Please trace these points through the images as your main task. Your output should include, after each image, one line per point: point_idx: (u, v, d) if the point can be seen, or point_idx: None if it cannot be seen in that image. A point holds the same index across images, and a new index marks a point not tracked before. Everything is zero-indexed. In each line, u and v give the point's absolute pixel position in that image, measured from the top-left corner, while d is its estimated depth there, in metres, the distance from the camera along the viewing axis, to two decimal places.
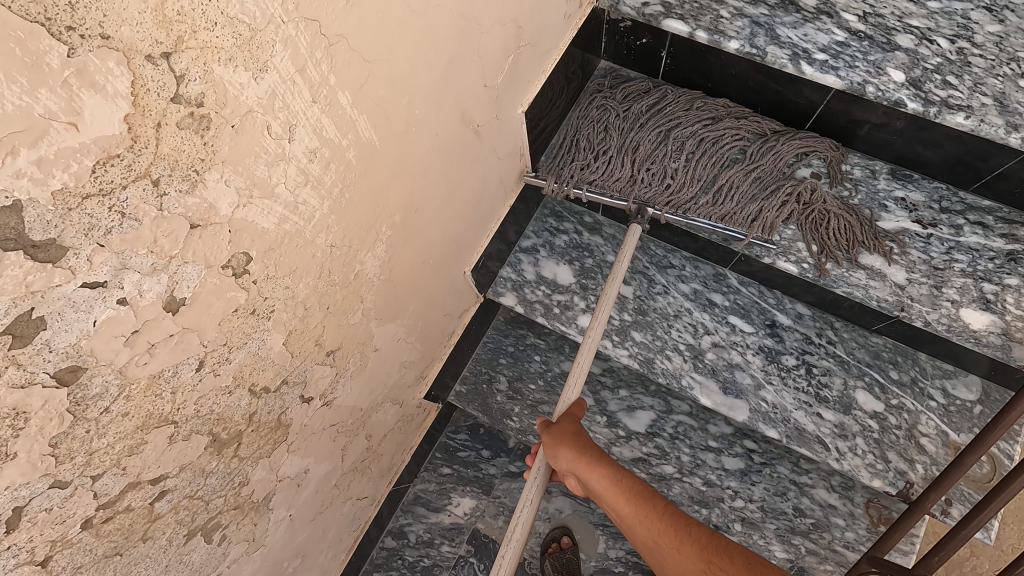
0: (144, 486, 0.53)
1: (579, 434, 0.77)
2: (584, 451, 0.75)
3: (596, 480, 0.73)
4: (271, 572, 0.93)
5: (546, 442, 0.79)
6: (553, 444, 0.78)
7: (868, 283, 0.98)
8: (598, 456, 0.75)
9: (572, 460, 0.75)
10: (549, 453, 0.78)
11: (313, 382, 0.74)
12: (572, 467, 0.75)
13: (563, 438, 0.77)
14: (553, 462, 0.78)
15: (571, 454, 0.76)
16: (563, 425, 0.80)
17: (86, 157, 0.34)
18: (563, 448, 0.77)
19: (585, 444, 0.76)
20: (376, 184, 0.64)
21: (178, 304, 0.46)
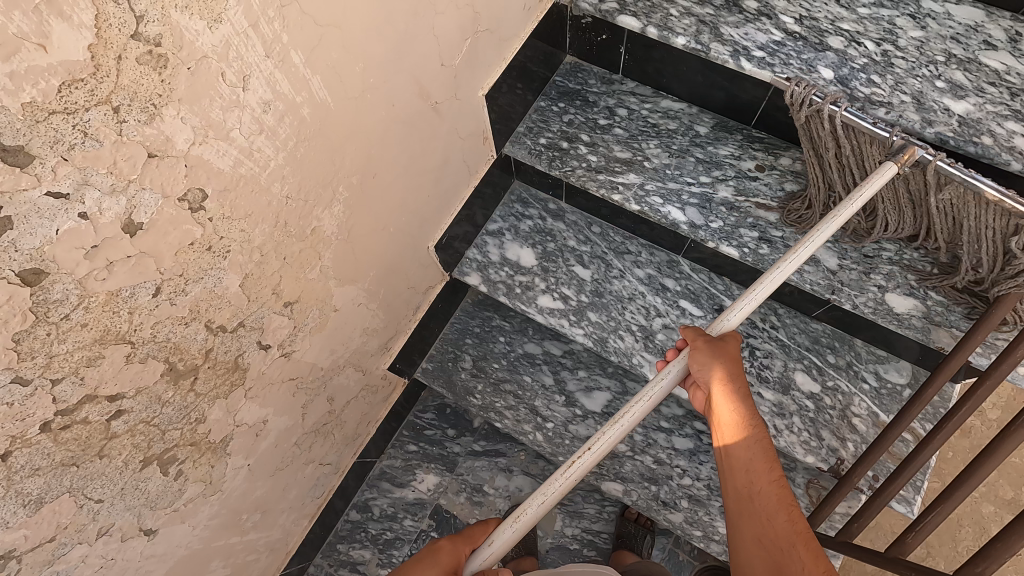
0: (101, 401, 0.58)
1: (734, 362, 0.73)
2: (735, 376, 0.72)
3: (727, 405, 0.71)
4: (230, 521, 0.98)
5: (698, 348, 0.74)
6: (709, 353, 0.72)
7: (803, 268, 1.05)
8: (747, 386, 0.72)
9: (719, 374, 0.72)
10: (706, 360, 0.72)
11: (270, 330, 0.79)
12: (716, 384, 0.71)
13: (721, 352, 0.73)
14: (695, 370, 0.73)
15: (720, 370, 0.72)
16: (728, 345, 0.74)
17: (52, 77, 0.40)
18: (731, 373, 0.72)
19: (739, 373, 0.73)
20: (330, 145, 0.70)
21: (136, 227, 0.52)
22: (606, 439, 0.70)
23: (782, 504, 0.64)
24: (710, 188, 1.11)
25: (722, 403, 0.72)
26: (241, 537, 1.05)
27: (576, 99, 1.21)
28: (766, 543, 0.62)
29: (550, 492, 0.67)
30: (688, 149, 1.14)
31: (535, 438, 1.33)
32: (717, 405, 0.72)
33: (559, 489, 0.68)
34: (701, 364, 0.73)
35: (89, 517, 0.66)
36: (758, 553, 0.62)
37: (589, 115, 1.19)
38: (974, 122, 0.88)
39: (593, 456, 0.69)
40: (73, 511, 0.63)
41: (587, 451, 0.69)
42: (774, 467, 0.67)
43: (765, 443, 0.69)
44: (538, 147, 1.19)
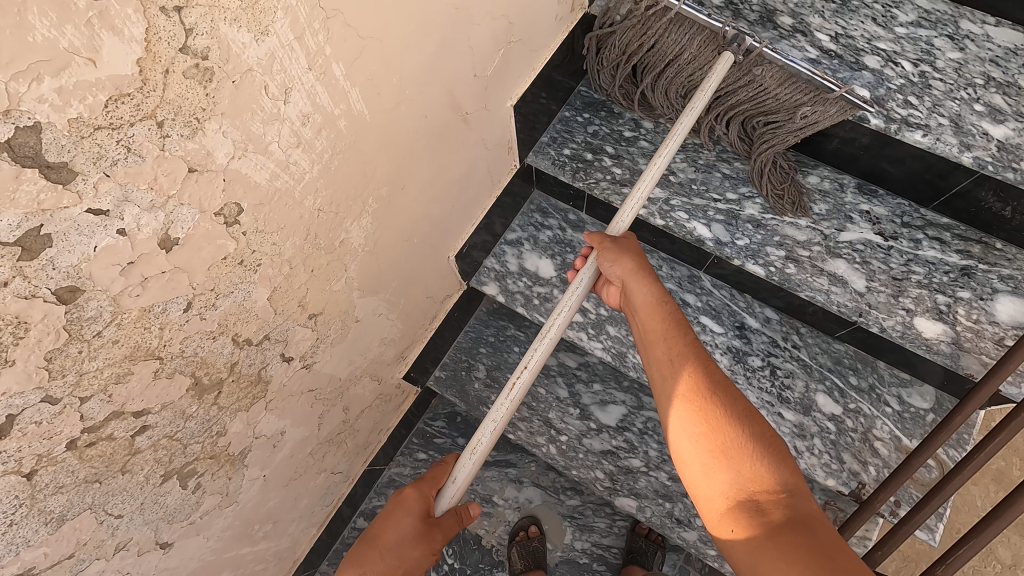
0: (127, 417, 0.57)
1: (639, 255, 0.80)
2: (647, 273, 0.78)
3: (642, 292, 0.78)
4: (242, 531, 0.96)
5: (604, 249, 0.81)
6: (614, 250, 0.80)
7: (829, 289, 1.03)
8: (653, 274, 0.79)
9: (628, 266, 0.79)
10: (608, 255, 0.81)
11: (293, 342, 0.77)
12: (625, 274, 0.79)
13: (627, 249, 0.81)
14: (604, 267, 0.81)
15: (629, 263, 0.79)
16: (629, 241, 0.82)
17: (100, 92, 0.38)
18: (633, 263, 0.79)
19: (643, 259, 0.80)
20: (362, 157, 0.68)
21: (172, 243, 0.50)
22: (538, 355, 0.77)
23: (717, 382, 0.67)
24: (736, 205, 1.10)
25: (637, 291, 0.78)
26: (252, 546, 1.03)
27: (601, 109, 1.21)
28: (704, 438, 0.64)
29: (499, 416, 0.74)
30: (715, 163, 1.14)
31: (549, 451, 1.32)
32: (647, 315, 0.77)
33: (508, 408, 0.75)
34: (610, 262, 0.81)
35: (108, 533, 0.64)
36: (697, 447, 0.64)
37: (614, 125, 1.19)
38: (1012, 148, 0.87)
39: (530, 373, 0.76)
40: (93, 527, 0.61)
41: (524, 369, 0.76)
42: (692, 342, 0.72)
43: (676, 314, 0.75)
44: (562, 158, 1.17)
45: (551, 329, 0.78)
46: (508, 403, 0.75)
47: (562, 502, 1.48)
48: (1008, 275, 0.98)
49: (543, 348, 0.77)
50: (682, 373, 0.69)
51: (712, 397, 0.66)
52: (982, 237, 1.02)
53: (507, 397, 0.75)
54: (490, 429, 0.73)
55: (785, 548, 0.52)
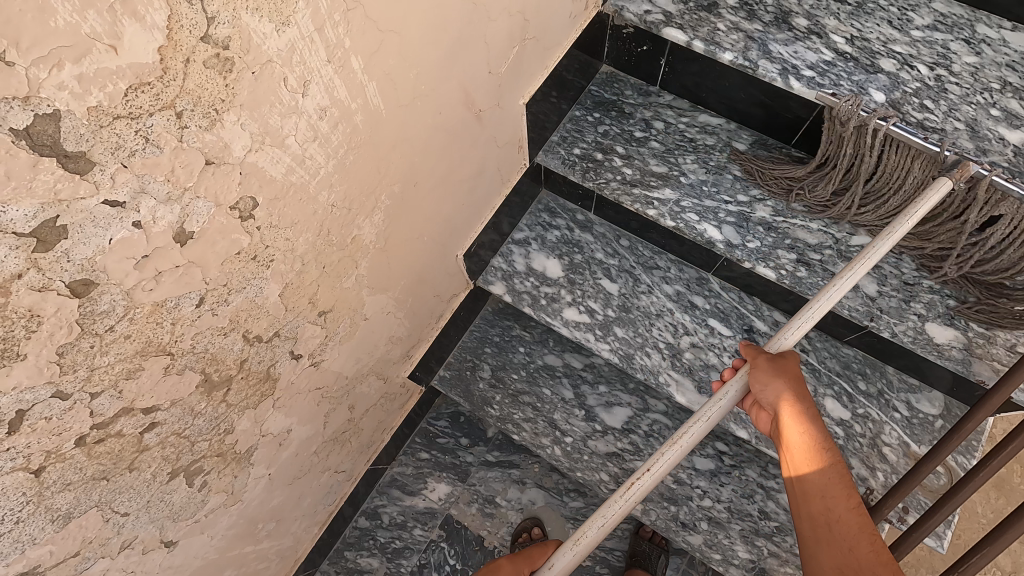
0: (137, 414, 0.56)
1: (798, 381, 0.69)
2: (801, 399, 0.68)
3: (798, 427, 0.68)
4: (245, 530, 0.95)
5: (759, 366, 0.70)
6: (772, 372, 0.69)
7: (841, 293, 1.02)
8: (803, 397, 0.69)
9: (787, 392, 0.69)
10: (763, 376, 0.69)
11: (302, 339, 0.76)
12: (781, 401, 0.69)
13: (785, 370, 0.70)
14: (760, 390, 0.70)
15: (784, 388, 0.69)
16: (789, 361, 0.71)
17: (120, 80, 0.37)
18: (784, 389, 0.69)
19: (801, 383, 0.70)
20: (376, 153, 0.67)
21: (187, 237, 0.49)
22: (664, 462, 0.65)
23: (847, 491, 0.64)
24: (747, 207, 1.09)
25: (793, 426, 0.68)
26: (255, 546, 1.02)
27: (611, 109, 1.19)
28: (841, 555, 0.60)
29: (610, 514, 0.62)
30: (727, 165, 1.11)
31: (553, 452, 1.31)
32: (786, 426, 0.69)
33: (619, 513, 0.62)
34: (763, 382, 0.70)
35: (113, 531, 0.63)
36: (831, 558, 0.60)
37: (625, 126, 1.17)
38: None
39: (653, 480, 0.64)
40: (99, 525, 0.60)
41: (646, 474, 0.64)
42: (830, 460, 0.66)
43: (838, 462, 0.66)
44: (572, 157, 1.17)
45: (682, 440, 0.65)
46: (623, 505, 0.62)
47: (565, 503, 1.47)
48: None
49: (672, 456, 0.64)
50: (807, 491, 0.65)
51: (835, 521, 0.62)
52: None
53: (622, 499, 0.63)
54: (597, 524, 0.61)
55: None
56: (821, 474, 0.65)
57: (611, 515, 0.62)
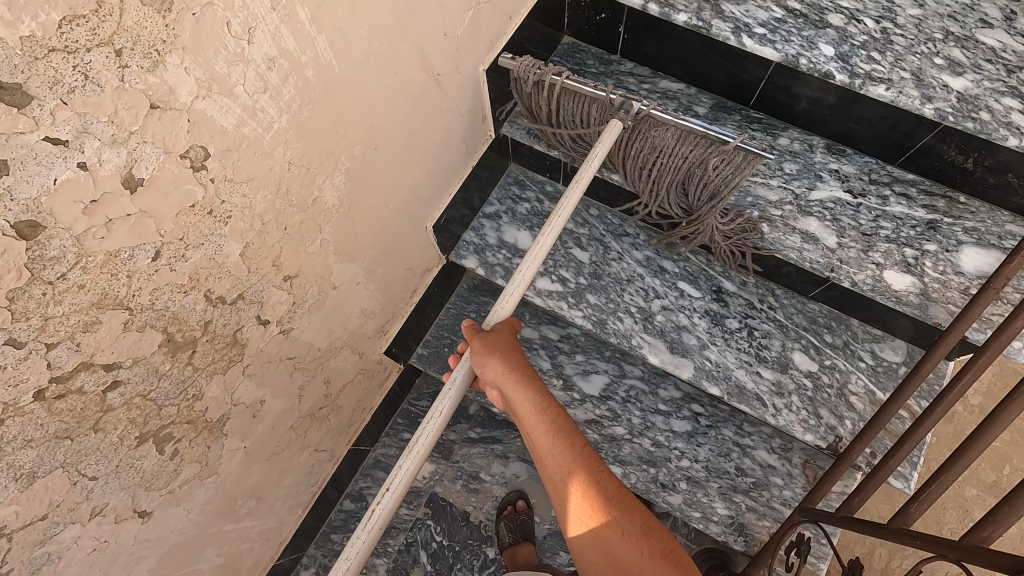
0: (98, 370, 0.56)
1: (507, 356, 0.80)
2: (531, 385, 0.79)
3: (519, 399, 0.78)
4: (224, 507, 0.95)
5: (476, 349, 0.81)
6: (484, 352, 0.80)
7: (802, 246, 1.05)
8: (528, 380, 0.79)
9: (499, 370, 0.79)
10: (479, 359, 0.80)
11: (269, 304, 0.77)
12: (499, 378, 0.79)
13: (495, 349, 0.80)
14: (481, 372, 0.81)
15: (498, 366, 0.79)
16: (499, 336, 0.83)
17: (53, 10, 0.37)
18: (512, 373, 0.79)
19: (517, 361, 0.80)
20: (331, 112, 0.68)
21: (137, 183, 0.49)
22: (404, 473, 0.74)
23: (630, 523, 0.68)
24: None
25: (518, 401, 0.79)
26: (235, 524, 1.02)
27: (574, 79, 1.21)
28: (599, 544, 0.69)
29: (369, 528, 0.71)
30: None
31: None
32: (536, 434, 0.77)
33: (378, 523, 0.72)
34: (482, 363, 0.81)
35: (82, 496, 0.63)
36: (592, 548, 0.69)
37: None
38: (971, 99, 0.90)
39: (393, 496, 0.73)
40: (66, 488, 0.60)
41: (409, 455, 0.75)
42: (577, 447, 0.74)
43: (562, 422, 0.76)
44: (537, 127, 1.18)
45: (419, 443, 0.75)
46: (367, 536, 0.71)
47: None
48: (972, 227, 1.03)
49: (409, 465, 0.74)
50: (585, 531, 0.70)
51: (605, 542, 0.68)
52: (946, 193, 1.06)
53: (368, 528, 0.71)
54: (363, 537, 0.71)
55: None
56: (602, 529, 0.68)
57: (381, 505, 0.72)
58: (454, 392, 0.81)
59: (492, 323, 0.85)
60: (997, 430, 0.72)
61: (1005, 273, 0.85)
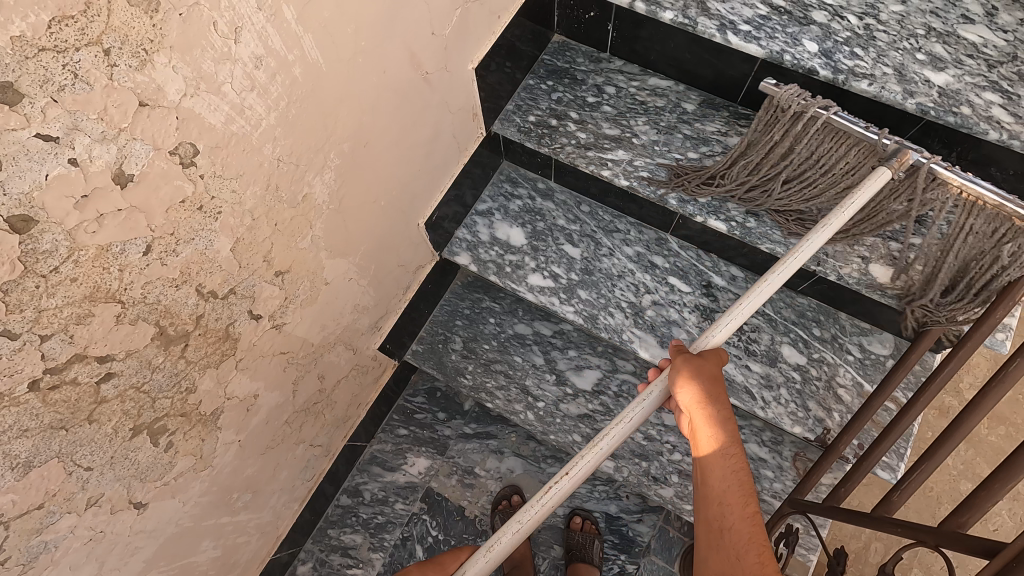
0: (91, 361, 0.57)
1: (714, 383, 0.72)
2: (713, 401, 0.70)
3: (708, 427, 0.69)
4: (220, 500, 0.97)
5: (677, 370, 0.74)
6: (687, 375, 0.72)
7: (788, 241, 1.07)
8: (719, 400, 0.71)
9: (696, 393, 0.71)
10: (678, 378, 0.73)
11: (261, 299, 0.78)
12: (691, 404, 0.71)
13: (703, 375, 0.72)
14: (675, 392, 0.73)
15: (693, 385, 0.72)
16: (704, 364, 0.74)
17: (42, 11, 0.39)
18: (692, 389, 0.71)
19: (719, 393, 0.71)
20: (320, 109, 0.69)
21: (127, 179, 0.51)
22: (583, 467, 0.72)
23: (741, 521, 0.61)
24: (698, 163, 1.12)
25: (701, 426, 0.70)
26: (231, 517, 1.04)
27: (564, 77, 1.22)
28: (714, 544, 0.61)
29: (525, 518, 0.69)
30: (676, 125, 1.15)
31: (527, 417, 1.34)
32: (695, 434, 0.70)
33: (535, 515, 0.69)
34: (679, 385, 0.73)
35: (78, 486, 0.65)
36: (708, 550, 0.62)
37: (577, 92, 1.20)
38: (952, 93, 0.91)
39: (566, 487, 0.71)
40: (62, 478, 0.62)
41: (564, 476, 0.71)
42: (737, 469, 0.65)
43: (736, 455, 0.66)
44: (527, 125, 1.19)
45: (601, 445, 0.72)
46: (532, 517, 0.69)
47: (543, 470, 1.49)
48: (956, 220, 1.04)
49: (586, 464, 0.72)
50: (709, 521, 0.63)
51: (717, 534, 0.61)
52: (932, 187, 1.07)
53: (530, 511, 0.70)
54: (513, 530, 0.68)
55: None
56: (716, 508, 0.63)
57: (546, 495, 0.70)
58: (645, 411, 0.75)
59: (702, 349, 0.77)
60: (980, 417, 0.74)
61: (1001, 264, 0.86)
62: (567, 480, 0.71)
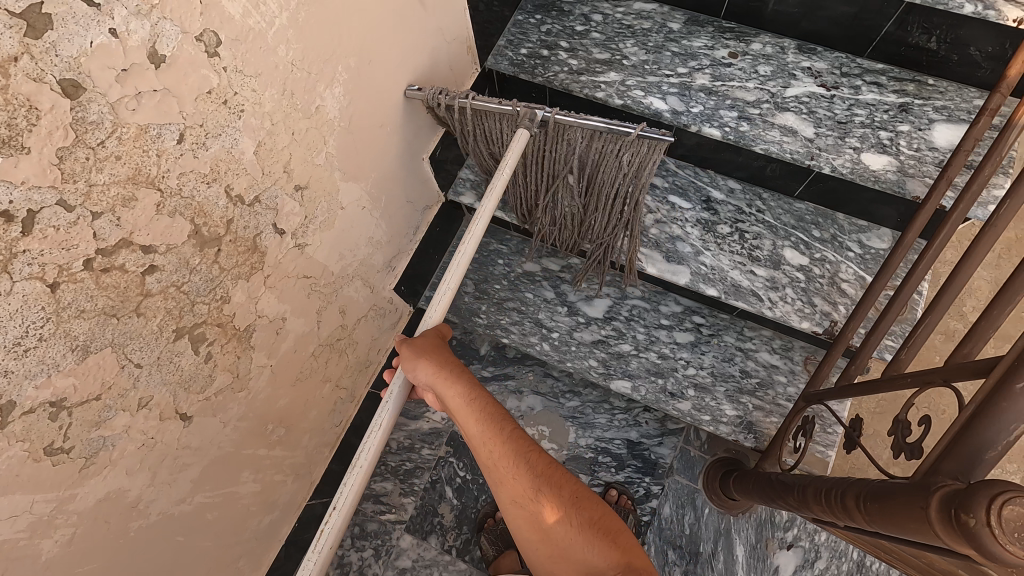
0: (137, 250, 0.61)
1: (439, 356, 0.82)
2: (445, 368, 0.81)
3: (450, 394, 0.79)
4: (255, 430, 1.00)
5: (405, 356, 0.83)
6: (414, 356, 0.82)
7: (782, 140, 1.10)
8: (456, 374, 0.80)
9: (429, 367, 0.81)
10: (408, 364, 0.82)
11: (283, 214, 0.82)
12: (432, 380, 0.81)
13: (428, 352, 0.82)
14: (412, 375, 0.83)
15: (427, 366, 0.81)
16: (424, 339, 0.84)
17: None
18: (437, 371, 0.81)
19: (446, 360, 0.82)
20: (328, 16, 0.73)
21: (160, 60, 0.54)
22: (352, 488, 0.77)
23: (540, 480, 0.73)
24: (687, 77, 1.16)
25: (448, 394, 0.80)
26: (268, 450, 1.08)
27: (552, 10, 1.26)
28: (531, 513, 0.72)
29: (320, 550, 0.74)
30: (664, 44, 1.19)
31: (542, 348, 1.38)
32: (450, 401, 0.80)
33: (329, 543, 0.75)
34: (414, 367, 0.82)
35: (130, 383, 0.68)
36: (523, 518, 0.73)
37: (566, 23, 1.24)
38: None
39: (342, 514, 0.76)
40: (115, 371, 0.65)
41: (336, 511, 0.76)
42: (506, 434, 0.76)
43: (491, 413, 0.78)
44: (519, 57, 1.22)
45: (362, 458, 0.78)
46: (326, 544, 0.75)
47: (562, 404, 1.53)
48: (942, 105, 1.08)
49: (355, 481, 0.77)
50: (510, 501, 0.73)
51: (533, 506, 0.72)
52: (915, 77, 1.11)
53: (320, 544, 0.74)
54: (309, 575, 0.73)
55: (581, 550, 0.68)
56: (512, 482, 0.73)
57: (336, 515, 0.76)
58: (393, 403, 0.84)
59: (421, 331, 0.87)
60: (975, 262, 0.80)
61: (993, 148, 0.87)
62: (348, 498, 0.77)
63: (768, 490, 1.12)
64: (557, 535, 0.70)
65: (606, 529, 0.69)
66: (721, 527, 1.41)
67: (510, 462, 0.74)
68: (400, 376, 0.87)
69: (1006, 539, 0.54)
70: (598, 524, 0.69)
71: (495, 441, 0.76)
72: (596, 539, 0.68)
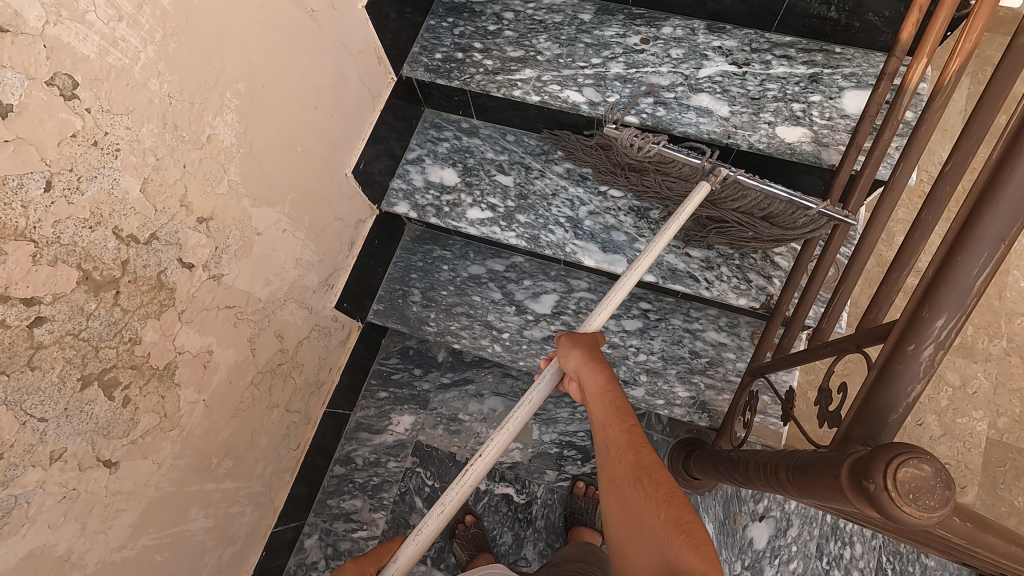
0: (16, 304, 0.60)
1: (596, 352, 0.80)
2: (598, 366, 0.78)
3: (592, 383, 0.77)
4: (198, 466, 0.99)
5: (563, 341, 0.83)
6: (570, 344, 0.81)
7: (698, 121, 1.10)
8: (604, 364, 0.78)
9: (581, 358, 0.80)
10: (561, 352, 0.82)
11: (189, 247, 0.80)
12: (579, 367, 0.79)
13: (581, 343, 0.81)
14: (564, 364, 0.82)
15: (581, 355, 0.80)
16: (584, 334, 0.84)
17: None
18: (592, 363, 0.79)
19: (598, 354, 0.80)
20: (204, 45, 0.72)
21: (7, 109, 0.53)
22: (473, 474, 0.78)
23: (639, 466, 0.67)
24: (602, 68, 1.16)
25: (590, 382, 0.77)
26: (217, 484, 1.07)
27: (463, 12, 1.26)
28: (626, 505, 0.66)
29: (421, 536, 0.76)
30: (577, 36, 1.19)
31: (494, 349, 1.37)
32: (590, 392, 0.77)
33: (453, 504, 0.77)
34: (567, 356, 0.81)
35: (36, 438, 0.67)
36: (619, 508, 0.67)
37: (478, 24, 1.24)
38: None
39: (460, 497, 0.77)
40: (15, 428, 0.64)
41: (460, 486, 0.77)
42: (627, 425, 0.72)
43: (622, 407, 0.74)
44: (434, 63, 1.22)
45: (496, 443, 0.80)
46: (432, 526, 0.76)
47: None
48: (850, 73, 1.10)
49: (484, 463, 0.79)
50: (616, 491, 0.68)
51: (635, 500, 0.65)
52: (823, 47, 1.12)
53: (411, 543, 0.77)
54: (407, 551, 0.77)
55: (662, 550, 0.60)
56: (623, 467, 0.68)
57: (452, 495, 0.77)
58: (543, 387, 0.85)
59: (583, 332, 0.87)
60: (878, 226, 0.84)
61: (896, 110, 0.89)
62: (481, 461, 0.78)
63: (720, 467, 1.13)
64: (639, 524, 0.64)
65: (690, 531, 0.59)
66: (689, 507, 1.42)
67: (615, 448, 0.70)
68: (554, 368, 0.86)
69: (902, 501, 0.54)
70: (683, 527, 0.60)
71: (615, 427, 0.72)
72: (678, 537, 0.59)
